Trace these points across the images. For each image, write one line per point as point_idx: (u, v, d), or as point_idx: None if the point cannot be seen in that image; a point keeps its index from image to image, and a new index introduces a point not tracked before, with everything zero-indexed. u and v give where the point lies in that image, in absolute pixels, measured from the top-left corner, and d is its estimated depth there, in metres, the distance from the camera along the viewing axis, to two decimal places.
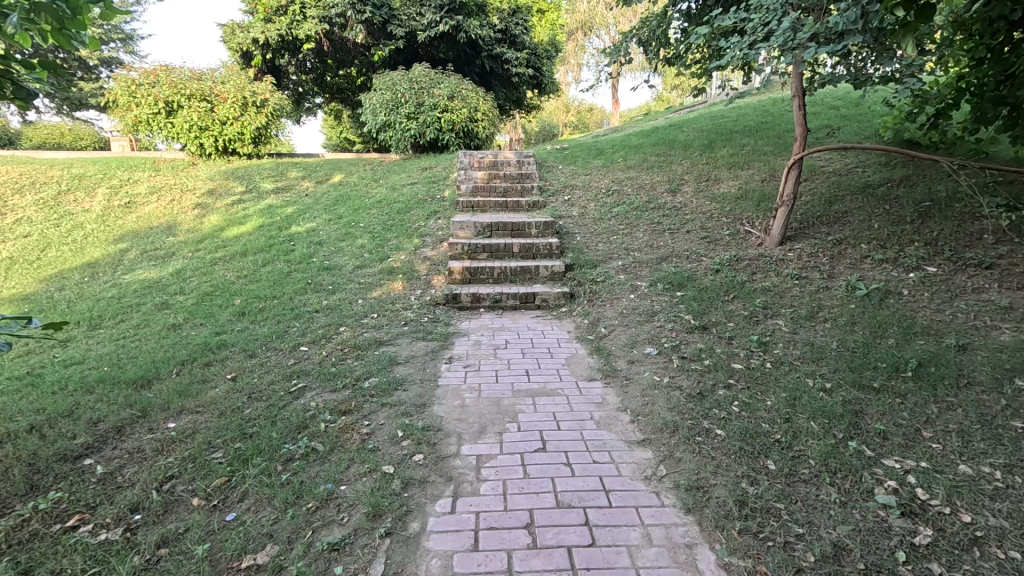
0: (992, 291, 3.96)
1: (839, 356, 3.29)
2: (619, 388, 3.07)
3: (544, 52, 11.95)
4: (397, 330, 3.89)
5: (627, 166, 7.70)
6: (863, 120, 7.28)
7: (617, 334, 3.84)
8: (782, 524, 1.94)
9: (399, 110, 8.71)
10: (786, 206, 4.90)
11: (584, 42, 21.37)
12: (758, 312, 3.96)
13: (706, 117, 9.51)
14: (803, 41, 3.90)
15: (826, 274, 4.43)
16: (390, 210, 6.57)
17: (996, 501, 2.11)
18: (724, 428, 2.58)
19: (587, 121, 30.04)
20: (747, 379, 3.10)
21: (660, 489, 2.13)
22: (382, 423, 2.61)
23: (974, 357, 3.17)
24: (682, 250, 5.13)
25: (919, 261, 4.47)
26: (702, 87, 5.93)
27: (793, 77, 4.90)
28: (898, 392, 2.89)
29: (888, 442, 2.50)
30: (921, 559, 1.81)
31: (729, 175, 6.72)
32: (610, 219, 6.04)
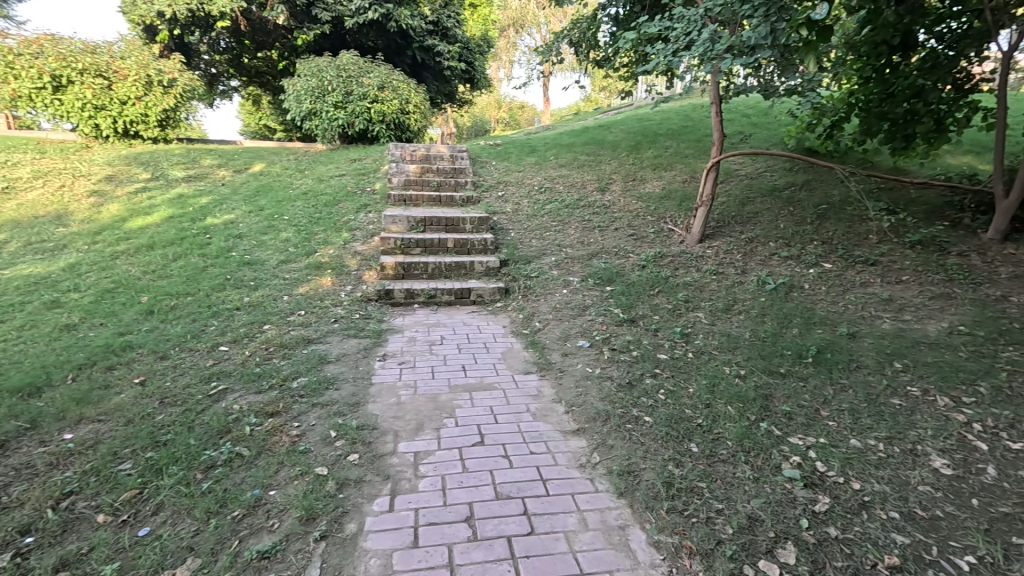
0: (877, 285, 4.47)
1: (750, 345, 3.58)
2: (553, 380, 3.16)
3: (476, 48, 11.93)
4: (327, 328, 3.74)
5: (559, 164, 7.89)
6: (771, 128, 7.93)
7: (551, 328, 3.93)
8: (704, 502, 2.09)
9: (325, 98, 8.34)
10: (704, 206, 5.23)
11: (516, 40, 21.55)
12: (681, 305, 4.21)
13: (632, 119, 9.94)
14: (721, 52, 4.20)
15: (740, 270, 4.79)
16: (317, 202, 6.29)
17: (879, 469, 2.40)
18: (652, 415, 2.73)
19: (519, 118, 30.33)
20: (672, 368, 3.29)
21: (594, 475, 2.22)
22: (314, 423, 2.51)
23: (862, 344, 3.58)
24: (612, 246, 5.34)
25: (817, 259, 4.95)
26: (629, 90, 6.19)
27: (711, 85, 5.24)
28: (800, 376, 3.20)
29: (793, 421, 2.76)
30: (820, 525, 2.02)
31: (654, 176, 7.07)
32: (543, 216, 6.15)
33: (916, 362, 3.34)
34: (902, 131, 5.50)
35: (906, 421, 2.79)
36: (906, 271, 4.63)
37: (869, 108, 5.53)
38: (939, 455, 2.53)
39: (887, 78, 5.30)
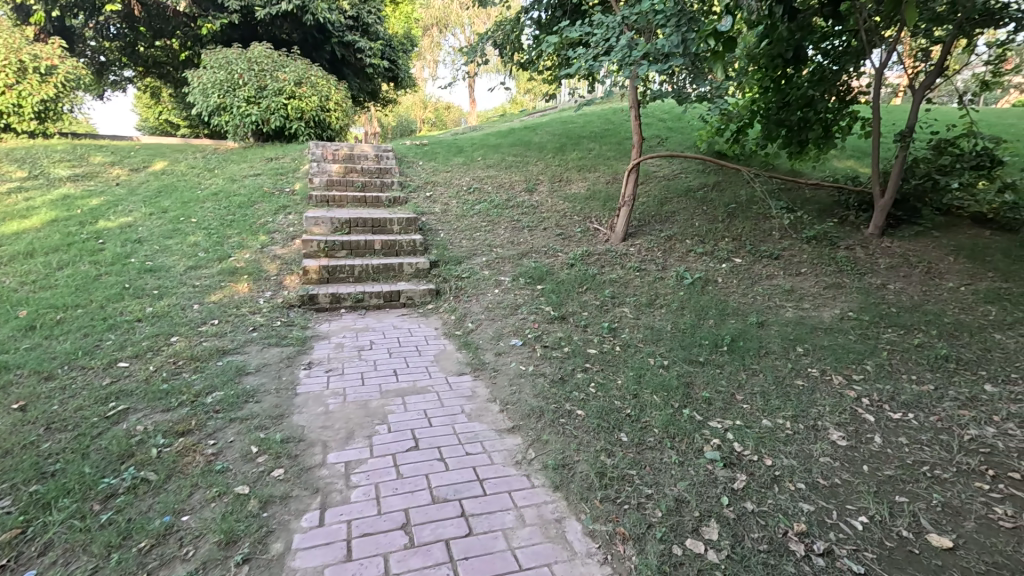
0: (780, 277, 4.89)
1: (672, 336, 3.78)
2: (487, 380, 3.16)
3: (399, 46, 11.71)
4: (245, 337, 3.49)
5: (486, 164, 7.91)
6: (684, 133, 8.44)
7: (483, 328, 3.93)
8: (635, 489, 2.17)
9: (236, 92, 7.82)
10: (627, 206, 5.46)
11: (440, 40, 21.34)
12: (608, 301, 4.36)
13: (557, 122, 10.18)
14: (637, 58, 4.41)
15: (660, 266, 5.05)
16: (229, 203, 5.87)
17: (788, 445, 2.63)
18: (584, 408, 2.81)
19: (446, 119, 30.06)
20: (601, 361, 3.41)
21: (530, 471, 2.25)
22: (232, 440, 2.33)
23: (769, 331, 3.90)
24: (541, 246, 5.43)
25: (728, 254, 5.33)
26: (553, 93, 6.33)
27: (630, 90, 5.48)
28: (717, 364, 3.43)
29: (712, 406, 2.95)
30: (739, 501, 2.17)
31: (578, 177, 7.28)
32: (472, 217, 6.14)
33: (814, 346, 3.69)
34: (796, 136, 6.07)
35: (808, 400, 3.08)
36: (804, 264, 5.10)
37: (769, 115, 6.05)
38: (835, 428, 2.81)
39: (783, 88, 5.82)
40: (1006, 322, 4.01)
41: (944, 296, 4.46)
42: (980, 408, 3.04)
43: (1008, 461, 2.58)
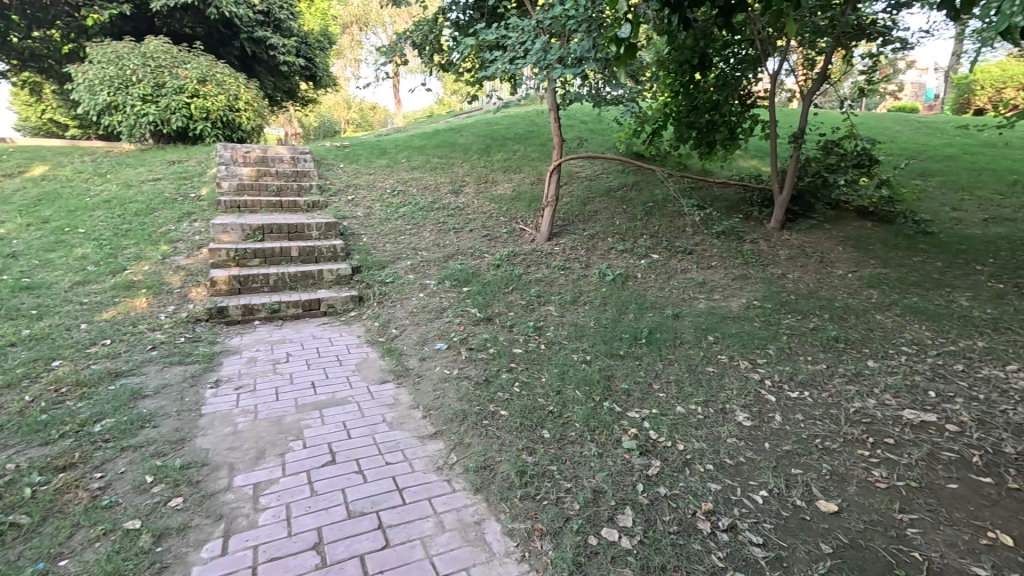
0: (693, 271, 5.19)
1: (594, 332, 3.90)
2: (411, 386, 3.10)
3: (316, 43, 11.28)
4: (142, 357, 3.21)
5: (411, 166, 7.78)
6: (605, 134, 8.75)
7: (408, 334, 3.86)
8: (555, 484, 2.22)
9: (130, 89, 7.18)
10: (550, 206, 5.57)
11: (362, 39, 20.73)
12: (533, 301, 4.42)
13: (482, 123, 10.22)
14: (552, 61, 4.52)
15: (584, 264, 5.20)
16: (125, 211, 5.38)
17: (698, 429, 2.79)
18: (507, 408, 2.84)
19: (372, 120, 29.27)
20: (526, 360, 3.45)
21: (451, 476, 2.23)
22: (122, 471, 2.13)
23: (684, 322, 4.12)
24: (467, 248, 5.42)
25: (646, 250, 5.58)
26: (475, 95, 6.35)
27: (549, 92, 5.59)
28: (636, 356, 3.58)
29: (630, 397, 3.07)
30: (652, 486, 2.28)
31: (503, 179, 7.33)
32: (396, 220, 6.02)
33: (723, 334, 3.95)
34: (705, 138, 6.48)
35: (718, 385, 3.28)
36: (715, 258, 5.44)
37: (680, 118, 6.41)
38: (741, 410, 3.02)
39: (691, 92, 6.20)
40: (884, 304, 4.49)
41: (834, 283, 4.92)
42: (863, 382, 3.39)
43: (885, 428, 2.90)
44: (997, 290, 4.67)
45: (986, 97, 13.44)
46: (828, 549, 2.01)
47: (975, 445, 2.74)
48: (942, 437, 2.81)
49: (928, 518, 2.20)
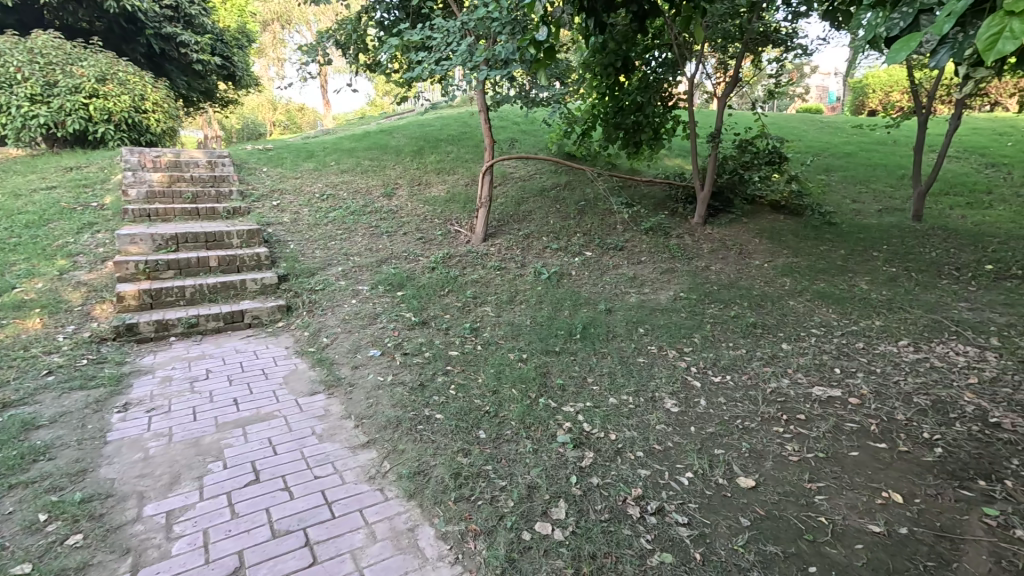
0: (625, 266, 5.37)
1: (530, 330, 3.95)
2: (343, 396, 3.01)
3: (232, 41, 10.67)
4: (36, 383, 2.91)
5: (340, 169, 7.55)
6: (537, 135, 8.88)
7: (339, 342, 3.74)
8: (489, 483, 2.24)
9: (15, 89, 6.49)
10: (484, 207, 5.57)
11: (284, 37, 19.85)
12: (469, 302, 4.41)
13: (414, 125, 10.08)
14: (478, 62, 4.54)
15: (519, 264, 5.25)
16: (12, 223, 4.85)
17: (629, 418, 2.89)
18: (442, 412, 2.82)
19: (301, 122, 28.10)
20: (462, 363, 3.44)
21: (383, 484, 2.19)
22: (9, 512, 1.92)
23: (616, 316, 4.26)
24: (401, 251, 5.32)
25: (580, 248, 5.72)
26: (404, 95, 6.25)
27: (478, 94, 5.59)
28: (571, 352, 3.66)
29: (565, 392, 3.14)
30: (585, 477, 2.34)
31: (438, 180, 7.27)
32: (326, 225, 5.82)
33: (652, 325, 4.12)
34: (632, 138, 6.70)
35: (648, 374, 3.43)
36: (644, 253, 5.66)
37: (608, 119, 6.62)
38: (669, 397, 3.17)
39: (617, 95, 6.43)
40: (796, 290, 4.85)
41: (752, 272, 5.26)
42: (777, 364, 3.65)
43: (797, 405, 3.13)
44: (890, 274, 5.17)
45: (877, 100, 14.87)
46: (746, 522, 2.14)
47: (873, 414, 3.01)
48: (846, 409, 3.08)
49: (833, 485, 2.41)
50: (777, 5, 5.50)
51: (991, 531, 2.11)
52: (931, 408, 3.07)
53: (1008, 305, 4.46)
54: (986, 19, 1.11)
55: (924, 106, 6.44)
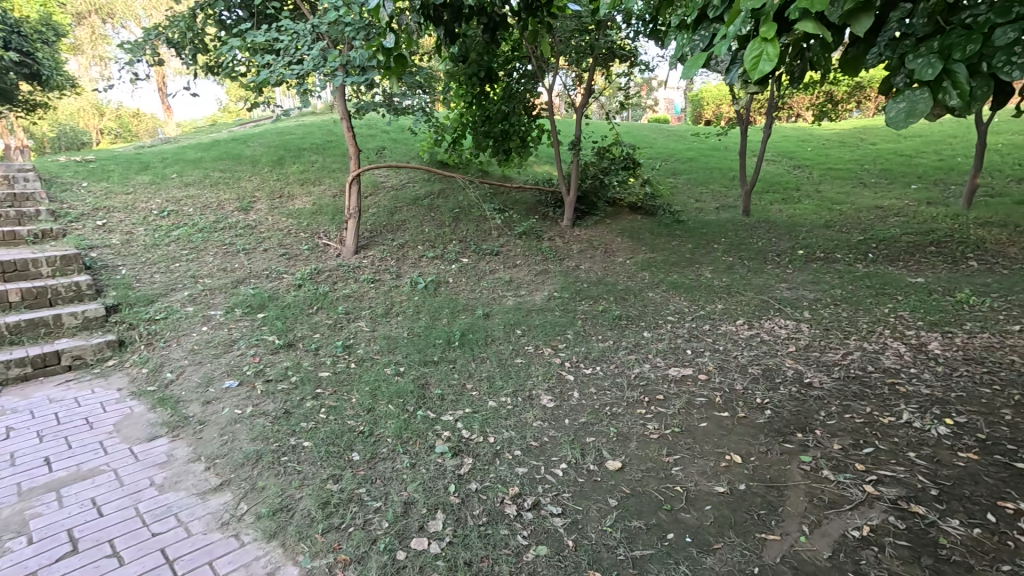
0: (501, 271, 5.49)
1: (407, 342, 3.86)
2: (191, 437, 2.69)
3: (36, 34, 9.05)
4: None
5: (184, 183, 6.74)
6: (407, 143, 8.75)
7: (187, 375, 3.32)
8: (362, 507, 2.17)
9: None
10: (354, 217, 5.33)
11: (107, 32, 17.31)
12: (341, 318, 4.19)
13: (273, 132, 9.38)
14: (334, 68, 4.37)
15: (394, 275, 5.11)
16: None
17: (507, 419, 2.95)
18: (311, 438, 2.64)
19: (137, 129, 24.66)
20: (334, 383, 3.23)
21: (239, 529, 2.05)
22: None
23: (493, 320, 4.34)
24: (261, 270, 4.90)
25: (456, 255, 5.73)
26: (254, 101, 5.79)
27: (338, 100, 5.23)
28: (450, 360, 3.64)
29: (444, 401, 3.10)
30: (464, 485, 2.35)
31: (302, 192, 6.82)
32: (168, 245, 5.16)
33: (528, 326, 4.26)
34: (501, 145, 6.89)
35: (525, 374, 3.53)
36: (518, 257, 5.85)
37: (476, 128, 6.81)
38: (545, 393, 3.28)
39: (483, 104, 6.66)
40: (654, 283, 5.34)
41: (617, 269, 5.69)
42: (640, 351, 3.98)
43: (656, 386, 3.44)
44: (728, 263, 5.92)
45: (711, 112, 17.04)
46: (614, 501, 2.30)
47: (717, 387, 3.42)
48: (696, 385, 3.45)
49: (686, 455, 2.67)
50: (620, 24, 5.99)
51: (806, 475, 2.50)
52: (762, 376, 3.56)
53: (815, 283, 5.33)
54: (749, 43, 1.30)
55: (744, 117, 7.48)
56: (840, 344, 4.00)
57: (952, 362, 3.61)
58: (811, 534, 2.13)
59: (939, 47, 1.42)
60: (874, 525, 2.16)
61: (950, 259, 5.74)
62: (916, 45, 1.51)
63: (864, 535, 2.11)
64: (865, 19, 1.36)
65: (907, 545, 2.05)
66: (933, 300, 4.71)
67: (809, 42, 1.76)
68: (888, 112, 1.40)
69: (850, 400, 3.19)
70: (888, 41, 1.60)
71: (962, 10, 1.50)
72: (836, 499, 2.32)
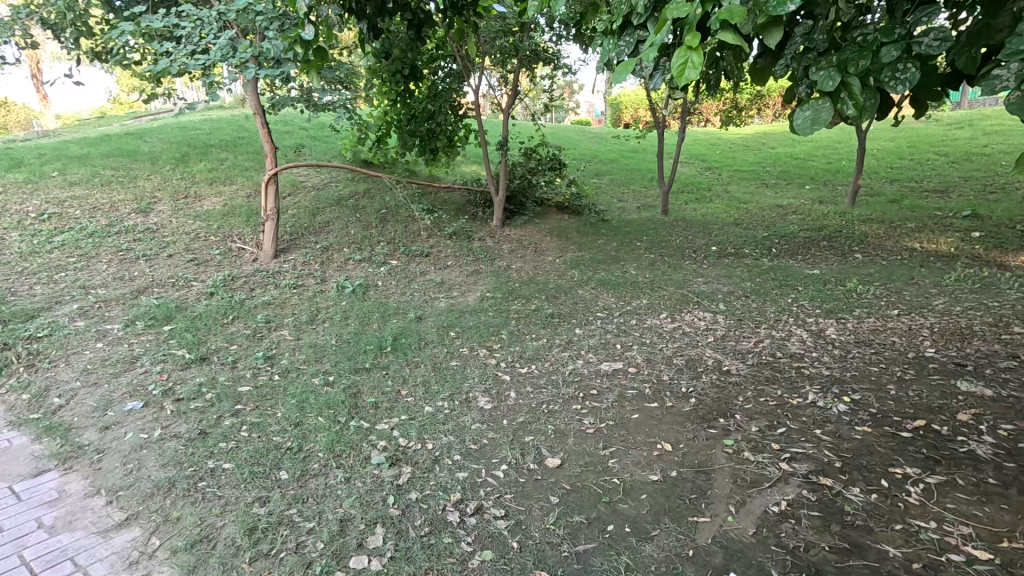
0: (432, 272, 5.39)
1: (336, 350, 3.67)
2: (88, 468, 2.40)
3: None
4: None
5: (68, 182, 6.00)
6: (327, 141, 8.36)
7: (80, 398, 2.95)
8: (294, 529, 2.05)
9: None
10: (271, 220, 4.99)
11: None
12: (262, 327, 3.91)
13: (174, 127, 8.59)
14: (244, 59, 4.06)
15: (319, 279, 4.85)
16: None
17: (445, 424, 2.89)
18: (232, 459, 2.44)
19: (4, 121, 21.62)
20: (256, 398, 3.00)
21: (151, 568, 1.87)
22: None
23: (426, 323, 4.24)
24: (166, 278, 4.46)
25: (385, 258, 5.55)
26: (152, 91, 5.25)
27: (250, 95, 4.86)
28: (382, 366, 3.52)
29: (378, 410, 2.98)
30: (403, 496, 2.28)
31: (211, 192, 6.30)
32: (51, 253, 4.56)
33: (463, 328, 4.21)
34: (428, 145, 6.78)
35: (461, 376, 3.48)
36: (449, 258, 5.77)
37: (402, 126, 6.65)
38: (482, 395, 3.26)
39: (408, 102, 6.53)
40: (583, 281, 5.48)
41: (547, 268, 5.78)
42: (573, 348, 4.06)
43: (590, 381, 3.53)
44: (651, 260, 6.21)
45: (630, 113, 17.81)
46: (555, 498, 2.33)
47: (646, 379, 3.57)
48: (627, 378, 3.58)
49: (622, 447, 2.77)
50: (543, 27, 6.08)
51: (730, 457, 2.67)
52: (686, 366, 3.76)
53: (728, 277, 5.73)
54: (675, 51, 1.36)
55: (660, 121, 7.89)
56: (752, 333, 4.33)
57: (847, 345, 4.02)
58: (737, 512, 2.27)
59: (836, 62, 1.55)
60: (790, 499, 2.35)
61: (840, 252, 6.41)
62: (817, 58, 1.65)
63: (782, 509, 2.29)
64: (775, 32, 1.46)
65: (819, 515, 2.25)
66: (828, 290, 5.22)
67: (724, 52, 1.86)
68: (796, 119, 1.52)
69: (763, 385, 3.46)
70: (793, 53, 1.74)
71: (853, 29, 1.65)
72: (757, 478, 2.50)
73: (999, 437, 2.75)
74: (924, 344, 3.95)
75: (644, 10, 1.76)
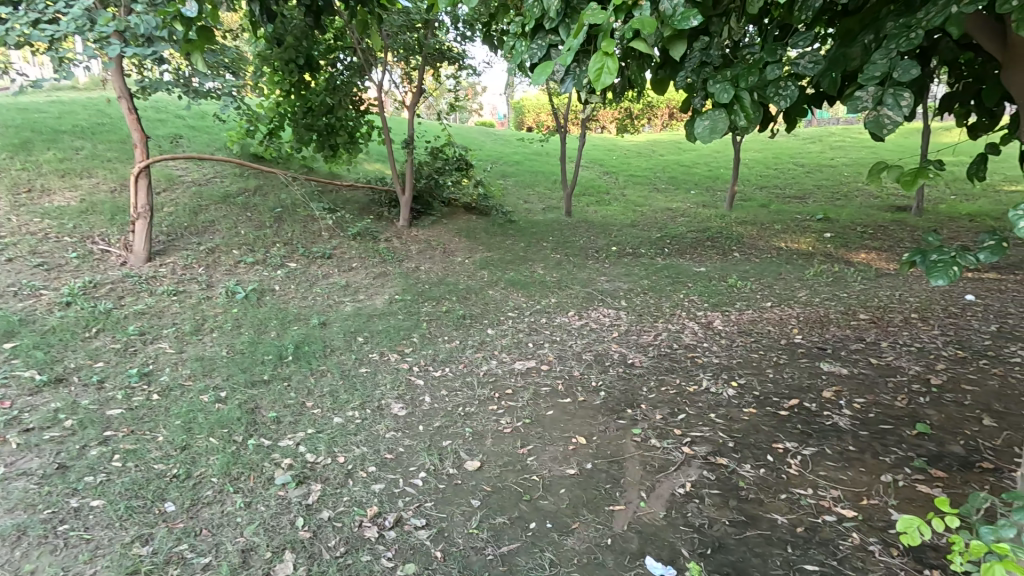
0: (335, 275, 5.10)
1: (227, 362, 3.33)
2: None
3: None
4: None
5: None
6: (209, 132, 7.58)
7: None
8: (186, 568, 1.82)
9: None
10: (144, 218, 4.39)
11: None
12: (134, 340, 3.43)
13: (9, 108, 7.27)
14: (108, 34, 3.55)
15: (204, 285, 4.37)
16: None
17: (357, 435, 2.74)
18: (102, 495, 2.10)
19: None
20: (130, 422, 2.62)
21: None
22: None
23: (331, 329, 4.00)
24: (5, 287, 3.75)
25: (281, 260, 5.15)
26: None
27: (114, 73, 4.19)
28: (283, 377, 3.25)
29: (281, 425, 2.75)
30: (314, 516, 2.12)
31: (63, 185, 5.42)
32: None
33: (371, 332, 4.03)
34: (327, 140, 6.39)
35: (371, 384, 3.32)
36: (354, 259, 5.50)
37: (296, 119, 6.21)
38: (395, 402, 3.13)
39: (303, 94, 6.03)
40: (493, 281, 5.51)
41: (457, 269, 5.73)
42: (487, 348, 4.06)
43: (505, 381, 3.55)
44: (556, 260, 6.41)
45: (534, 118, 18.24)
46: (476, 501, 2.31)
47: (558, 376, 3.66)
48: (540, 376, 3.64)
49: (539, 444, 2.81)
50: (447, 26, 6.04)
51: (639, 445, 2.83)
52: (595, 361, 3.93)
53: (627, 275, 6.09)
54: (591, 56, 1.36)
55: (562, 125, 8.17)
56: (651, 327, 4.64)
57: (731, 335, 4.45)
58: (648, 497, 2.41)
59: (729, 76, 1.69)
60: (693, 480, 2.54)
61: (721, 251, 7.09)
62: (712, 73, 1.78)
63: (687, 490, 2.47)
64: (679, 44, 1.55)
65: (718, 493, 2.45)
66: (713, 286, 5.74)
67: (629, 61, 1.95)
68: (697, 128, 1.62)
69: (664, 375, 3.71)
70: (691, 67, 1.87)
71: (742, 49, 1.83)
72: (663, 463, 2.67)
73: (854, 410, 3.20)
74: (793, 332, 4.49)
75: (556, 14, 1.78)
